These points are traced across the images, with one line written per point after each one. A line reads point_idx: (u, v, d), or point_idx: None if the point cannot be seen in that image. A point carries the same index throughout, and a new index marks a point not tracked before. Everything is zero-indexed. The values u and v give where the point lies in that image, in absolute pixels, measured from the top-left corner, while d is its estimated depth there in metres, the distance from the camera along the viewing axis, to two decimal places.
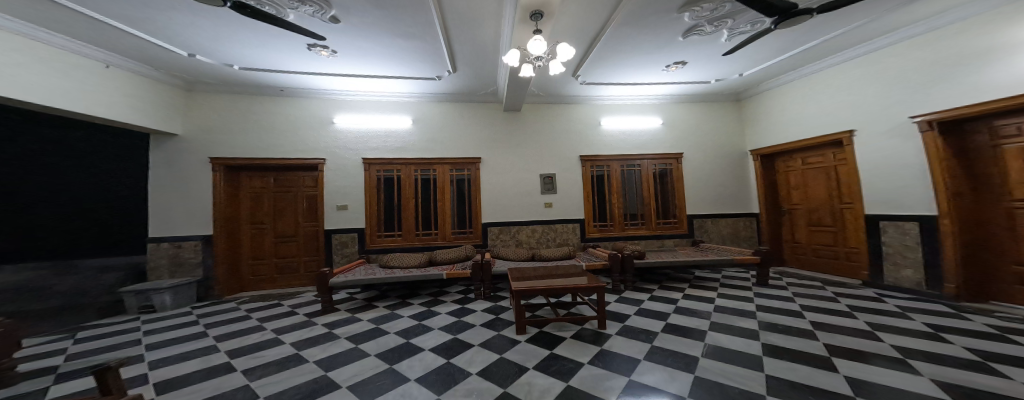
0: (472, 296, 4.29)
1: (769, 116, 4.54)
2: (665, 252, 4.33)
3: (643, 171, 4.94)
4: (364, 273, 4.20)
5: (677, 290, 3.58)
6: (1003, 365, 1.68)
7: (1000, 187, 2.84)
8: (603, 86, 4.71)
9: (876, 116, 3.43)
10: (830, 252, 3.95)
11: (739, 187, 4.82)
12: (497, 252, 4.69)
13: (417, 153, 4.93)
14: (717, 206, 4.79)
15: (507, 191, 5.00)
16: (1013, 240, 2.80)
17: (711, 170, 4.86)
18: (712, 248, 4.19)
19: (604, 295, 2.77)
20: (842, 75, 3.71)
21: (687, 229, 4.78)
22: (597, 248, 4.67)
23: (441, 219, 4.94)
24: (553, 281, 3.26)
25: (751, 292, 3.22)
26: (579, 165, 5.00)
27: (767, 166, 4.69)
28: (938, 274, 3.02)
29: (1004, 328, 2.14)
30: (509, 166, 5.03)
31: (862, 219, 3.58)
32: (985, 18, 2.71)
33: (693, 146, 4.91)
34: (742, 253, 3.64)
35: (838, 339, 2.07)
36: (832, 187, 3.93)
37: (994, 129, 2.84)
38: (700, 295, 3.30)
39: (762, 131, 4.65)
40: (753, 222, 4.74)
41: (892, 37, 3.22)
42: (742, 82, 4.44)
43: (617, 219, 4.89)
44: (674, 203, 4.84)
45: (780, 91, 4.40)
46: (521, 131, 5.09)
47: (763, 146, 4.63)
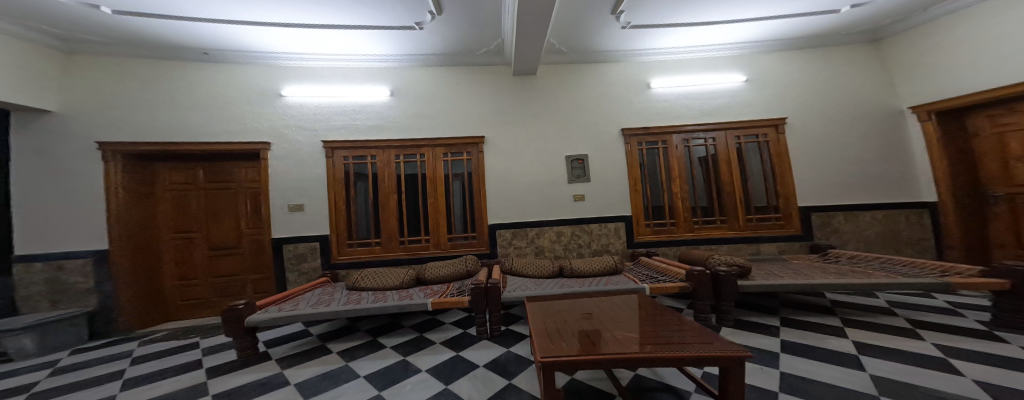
0: (475, 334, 2.92)
1: (940, 51, 3.04)
2: (772, 266, 2.83)
3: (718, 147, 3.46)
4: (315, 301, 2.85)
5: (821, 335, 2.08)
6: None
7: None
8: (656, 31, 3.26)
9: None
10: None
11: (888, 164, 3.27)
12: (511, 265, 3.33)
13: (397, 133, 3.64)
14: (842, 193, 3.26)
15: (523, 181, 3.62)
16: None
17: (831, 143, 3.35)
18: (867, 258, 2.76)
19: (743, 373, 1.45)
20: None
21: (801, 229, 3.25)
22: (654, 257, 3.20)
23: (433, 222, 3.64)
24: (606, 333, 1.85)
25: (1009, 345, 1.69)
26: (622, 142, 3.55)
27: (951, 129, 3.08)
28: None
29: None
30: (523, 147, 3.65)
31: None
32: None
33: (801, 108, 3.44)
34: (953, 270, 2.20)
35: None
36: None
37: None
38: (889, 351, 1.78)
39: (933, 75, 3.09)
40: (926, 217, 3.13)
41: None
42: (894, 7, 2.97)
43: (681, 216, 3.39)
44: (777, 188, 3.32)
45: (969, 8, 2.87)
46: (537, 101, 3.70)
47: (932, 99, 3.10)
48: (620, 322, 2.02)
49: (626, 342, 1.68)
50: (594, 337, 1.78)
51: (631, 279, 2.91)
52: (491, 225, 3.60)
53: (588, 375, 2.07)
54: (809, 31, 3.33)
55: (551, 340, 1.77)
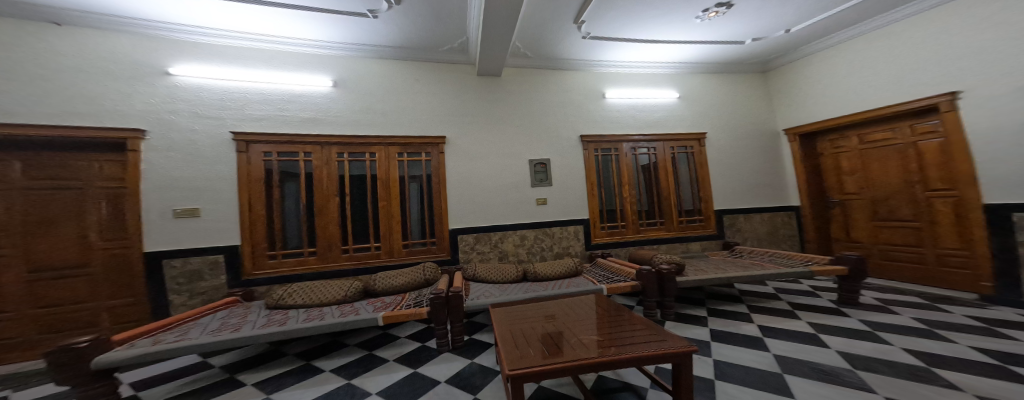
0: (435, 347, 2.80)
1: (807, 85, 3.98)
2: (699, 262, 3.42)
3: (660, 156, 3.93)
4: (216, 327, 2.31)
5: (735, 321, 2.63)
6: None
7: None
8: (614, 43, 3.47)
9: (974, 72, 2.79)
10: (911, 254, 3.34)
11: (769, 176, 4.19)
12: (474, 272, 3.24)
13: (342, 127, 3.16)
14: (744, 198, 4.07)
15: (486, 185, 3.53)
16: None
17: (736, 157, 4.12)
18: (757, 253, 3.54)
19: (692, 367, 1.64)
20: (902, 35, 3.20)
21: (717, 229, 3.96)
22: (609, 258, 3.51)
23: (384, 228, 3.31)
24: (570, 338, 1.91)
25: (850, 318, 2.44)
26: (581, 148, 3.74)
27: (808, 147, 4.12)
28: None
29: None
30: (488, 150, 3.55)
31: (976, 211, 2.86)
32: None
33: (716, 125, 4.12)
34: (814, 261, 2.97)
35: None
36: (908, 170, 3.32)
37: None
38: (776, 332, 2.36)
39: (803, 104, 4.04)
40: (793, 217, 4.19)
41: None
42: (779, 43, 3.76)
43: (630, 219, 3.78)
44: (699, 193, 3.97)
45: (820, 53, 3.86)
46: (500, 103, 3.61)
47: (801, 123, 4.09)
48: (583, 326, 2.12)
49: (589, 346, 1.76)
50: (560, 342, 1.83)
51: (590, 281, 3.16)
52: (450, 231, 3.44)
53: (556, 382, 2.22)
54: (723, 57, 4.00)
55: (517, 348, 1.78)
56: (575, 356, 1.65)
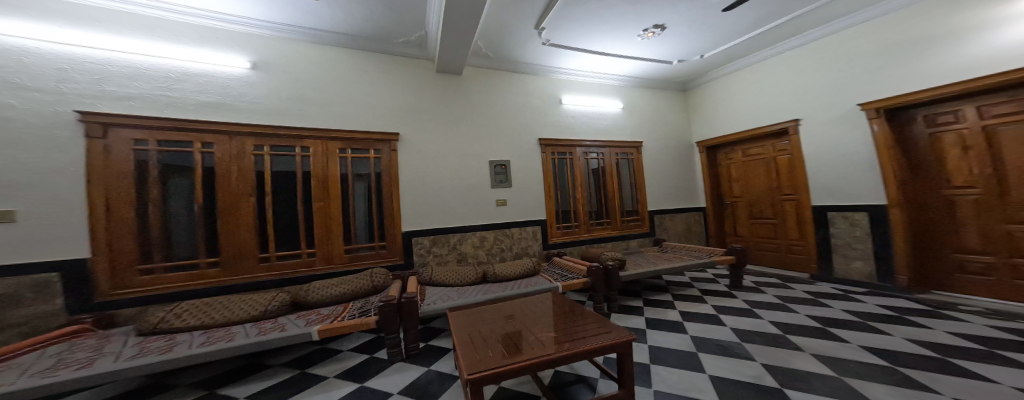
0: (386, 357, 2.53)
1: (714, 105, 4.76)
2: (638, 257, 3.89)
3: (606, 162, 4.28)
4: (55, 365, 1.73)
5: (663, 309, 3.13)
6: None
7: (939, 176, 3.03)
8: (569, 52, 3.64)
9: (813, 106, 3.69)
10: (772, 245, 4.27)
11: (687, 181, 4.93)
12: (431, 275, 3.07)
13: (256, 117, 2.72)
14: (669, 200, 4.73)
15: (444, 185, 3.39)
16: (955, 226, 2.98)
17: (665, 165, 4.75)
18: (677, 247, 4.14)
19: (632, 356, 1.74)
20: (772, 70, 4.08)
21: (649, 228, 4.51)
22: (565, 257, 3.70)
23: (319, 230, 2.90)
24: (528, 334, 1.89)
25: (734, 299, 3.23)
26: (539, 150, 3.85)
27: (711, 159, 4.97)
28: (886, 266, 3.21)
29: (1008, 330, 2.24)
30: (445, 148, 3.41)
31: (809, 211, 3.80)
32: (906, 13, 2.99)
33: (649, 136, 4.66)
34: (714, 254, 3.69)
35: (948, 385, 1.69)
36: (771, 179, 4.23)
37: (933, 117, 3.03)
38: (690, 315, 2.93)
39: (708, 121, 4.85)
40: (701, 217, 4.99)
41: (836, 26, 3.42)
42: (696, 67, 4.42)
43: (583, 219, 4.05)
44: (637, 196, 4.47)
45: (718, 79, 4.72)
46: (458, 102, 3.50)
47: (710, 137, 4.85)
48: (540, 320, 2.12)
49: (542, 342, 1.76)
50: (513, 340, 1.79)
51: (546, 280, 3.28)
52: (400, 234, 3.20)
53: (514, 382, 2.24)
54: (655, 75, 4.54)
55: (474, 349, 1.71)
56: (531, 353, 1.64)
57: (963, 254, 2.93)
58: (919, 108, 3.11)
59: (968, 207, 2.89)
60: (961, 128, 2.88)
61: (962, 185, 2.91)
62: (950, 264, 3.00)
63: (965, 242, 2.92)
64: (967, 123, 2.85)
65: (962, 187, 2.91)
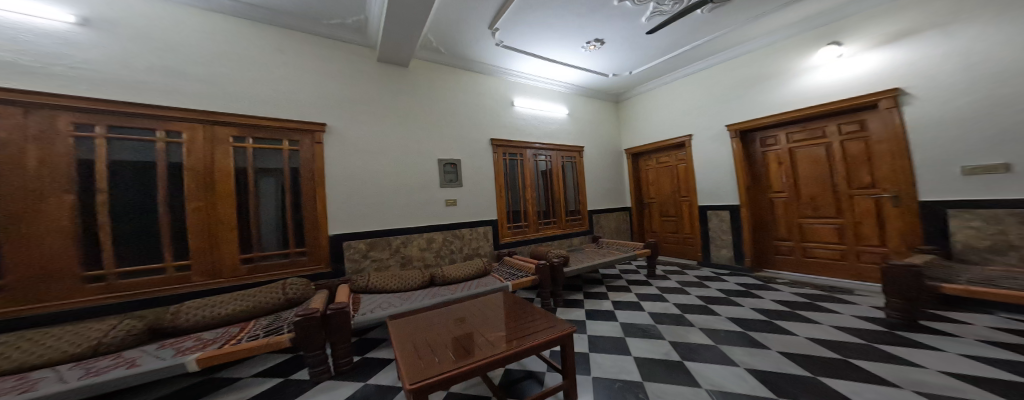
0: (308, 377, 2.13)
1: (636, 117, 5.36)
2: (579, 253, 4.19)
3: (553, 164, 4.50)
4: None
5: (599, 299, 3.46)
6: (886, 345, 2.07)
7: (766, 184, 4.04)
8: (520, 56, 3.71)
9: (703, 124, 4.45)
10: (675, 238, 5.00)
11: (619, 183, 5.46)
12: (368, 281, 2.80)
13: (103, 93, 2.15)
14: (605, 201, 5.19)
15: (383, 185, 3.14)
16: (776, 221, 3.99)
17: (601, 169, 5.19)
18: (611, 243, 4.57)
19: (574, 346, 1.84)
20: (677, 91, 4.76)
21: (589, 226, 4.88)
22: (515, 256, 3.75)
23: (197, 240, 2.38)
24: (478, 334, 1.84)
25: (648, 286, 3.81)
26: (491, 151, 3.85)
27: (636, 164, 5.51)
28: (739, 252, 4.14)
29: (805, 295, 3.13)
30: (384, 143, 3.16)
31: (697, 211, 4.60)
32: (766, 52, 3.82)
33: (589, 141, 5.04)
34: (637, 248, 4.23)
35: (777, 343, 2.24)
36: (674, 184, 4.95)
37: (764, 140, 4.04)
38: (620, 303, 3.31)
39: (630, 131, 5.46)
40: (627, 216, 5.50)
41: (719, 58, 4.19)
42: (626, 82, 4.93)
43: (532, 219, 4.18)
44: (578, 197, 4.79)
45: (636, 95, 5.35)
46: (401, 95, 3.29)
47: (635, 145, 5.40)
48: (490, 321, 2.07)
49: (494, 341, 1.75)
50: (465, 341, 1.73)
51: (497, 279, 3.25)
52: (323, 239, 2.84)
53: (464, 386, 2.16)
54: (594, 86, 4.95)
55: (421, 354, 1.59)
56: (482, 354, 1.60)
57: (780, 241, 3.96)
58: (760, 131, 4.05)
59: (782, 206, 3.93)
60: (778, 149, 3.92)
61: (778, 191, 3.94)
62: (771, 248, 4.03)
63: (782, 232, 3.95)
64: (781, 146, 3.89)
65: (778, 192, 3.95)
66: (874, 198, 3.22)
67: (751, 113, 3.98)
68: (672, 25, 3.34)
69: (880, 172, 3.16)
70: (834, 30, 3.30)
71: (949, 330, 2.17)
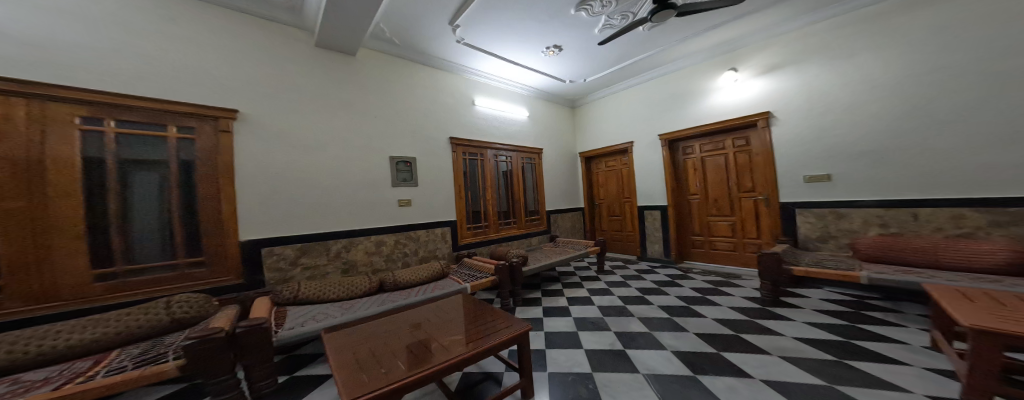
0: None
1: (587, 122, 5.64)
2: (537, 253, 4.28)
3: (513, 165, 4.54)
4: None
5: (554, 296, 3.57)
6: (765, 320, 2.58)
7: (686, 188, 4.58)
8: (480, 54, 3.67)
9: (643, 133, 4.83)
10: (620, 236, 5.35)
11: (575, 185, 5.69)
12: (307, 289, 2.54)
13: None
14: (562, 202, 5.37)
15: (325, 183, 2.90)
16: (693, 221, 4.55)
17: (558, 171, 5.36)
18: (566, 242, 4.75)
19: (530, 344, 1.86)
20: (621, 100, 5.12)
21: (546, 226, 5.01)
22: (475, 257, 3.69)
23: (10, 250, 1.82)
24: (436, 339, 1.76)
25: (596, 281, 4.06)
26: (450, 150, 3.77)
27: (589, 167, 5.77)
28: (666, 247, 4.67)
29: (713, 282, 3.68)
30: (326, 136, 2.93)
31: (635, 211, 5.01)
32: (690, 71, 4.30)
33: (547, 144, 5.18)
34: (588, 246, 4.47)
35: (696, 326, 2.58)
36: (620, 187, 5.29)
37: (683, 149, 4.56)
38: (573, 299, 3.46)
39: (582, 135, 5.74)
40: (580, 216, 5.69)
41: (654, 74, 4.63)
42: (580, 89, 5.17)
43: (492, 219, 4.17)
44: (537, 198, 4.91)
45: (586, 103, 5.66)
46: (347, 86, 3.06)
47: (588, 149, 5.64)
48: (447, 325, 1.99)
49: (450, 346, 1.69)
50: (419, 347, 1.65)
51: (455, 281, 3.15)
52: (251, 243, 2.53)
53: (419, 394, 2.06)
54: (550, 90, 5.10)
55: (375, 366, 1.46)
56: (442, 360, 1.54)
57: (695, 236, 4.54)
58: (685, 141, 4.53)
59: (693, 207, 4.53)
60: (693, 157, 4.48)
61: (694, 193, 4.51)
62: (689, 243, 4.60)
63: (695, 229, 4.54)
64: (693, 154, 4.48)
65: (693, 194, 4.52)
66: (754, 200, 3.92)
67: (678, 125, 4.45)
68: (619, 38, 3.57)
69: (757, 180, 3.86)
70: (743, 56, 3.84)
71: (799, 303, 2.87)
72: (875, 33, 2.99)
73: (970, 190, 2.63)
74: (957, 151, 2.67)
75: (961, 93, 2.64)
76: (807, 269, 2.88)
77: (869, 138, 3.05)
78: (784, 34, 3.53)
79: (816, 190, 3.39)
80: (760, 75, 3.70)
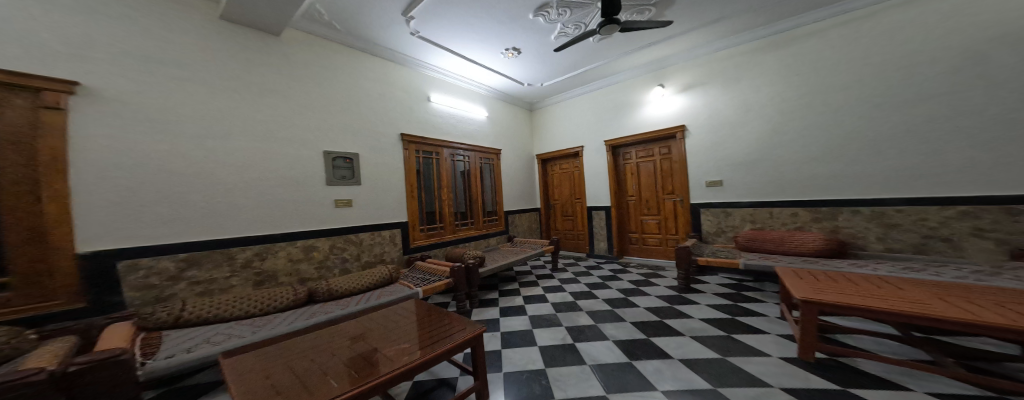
0: None
1: (543, 125, 5.79)
2: (494, 253, 4.27)
3: (471, 165, 4.48)
4: None
5: (511, 296, 3.59)
6: (681, 305, 2.94)
7: (624, 190, 4.94)
8: (436, 50, 3.56)
9: (593, 138, 5.11)
10: (572, 235, 5.57)
11: (533, 186, 5.79)
12: (229, 302, 2.25)
13: None
14: (520, 203, 5.44)
15: (249, 178, 2.60)
16: (628, 219, 4.95)
17: (516, 173, 5.42)
18: (524, 242, 4.82)
19: (484, 347, 1.84)
20: (574, 106, 5.36)
21: (504, 226, 5.02)
22: (428, 260, 3.55)
23: None
24: (381, 348, 1.65)
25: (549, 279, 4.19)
26: (401, 147, 3.61)
27: (546, 168, 5.88)
28: (611, 244, 5.00)
29: (647, 275, 4.05)
30: (253, 125, 2.63)
31: (585, 211, 5.28)
32: (631, 84, 4.67)
33: (505, 145, 5.20)
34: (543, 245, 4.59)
35: (633, 315, 2.80)
36: (572, 189, 5.51)
37: (623, 154, 4.91)
38: (528, 298, 3.51)
39: (538, 137, 5.87)
40: (537, 217, 5.80)
41: (601, 84, 4.95)
42: (537, 93, 5.29)
43: (448, 220, 4.06)
44: (495, 198, 4.90)
45: (541, 107, 5.82)
46: (277, 72, 2.77)
47: (545, 151, 5.77)
48: (395, 333, 1.87)
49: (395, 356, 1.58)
50: (361, 359, 1.52)
51: (406, 286, 2.98)
52: (155, 246, 2.18)
53: None
54: (508, 93, 5.13)
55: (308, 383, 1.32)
56: (387, 369, 1.45)
57: (631, 234, 4.92)
58: (625, 147, 4.88)
59: (629, 207, 4.92)
60: (630, 161, 4.84)
61: (630, 195, 4.87)
62: (628, 239, 4.97)
63: (630, 226, 4.93)
64: (630, 159, 4.85)
65: (630, 195, 4.88)
66: (672, 201, 4.41)
67: (620, 132, 4.80)
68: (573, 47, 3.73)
69: (675, 183, 4.36)
70: (669, 74, 4.31)
71: (702, 289, 3.36)
72: (776, 61, 3.54)
73: (837, 193, 3.24)
74: (835, 161, 3.23)
75: (830, 116, 3.25)
76: (706, 257, 3.37)
77: (774, 150, 3.58)
78: (708, 55, 3.99)
79: (714, 192, 4.03)
80: (683, 91, 4.19)
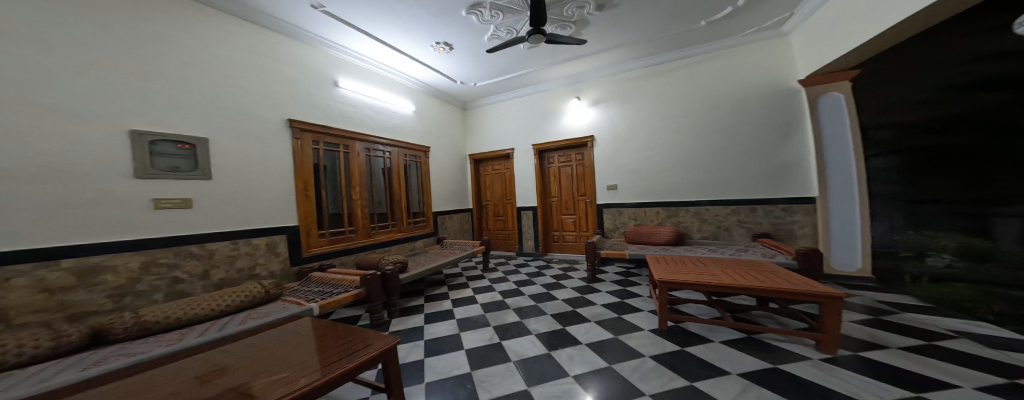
0: None
1: (474, 125, 5.74)
2: (422, 257, 4.06)
3: (392, 162, 4.21)
4: None
5: (438, 301, 3.46)
6: (593, 294, 3.22)
7: (546, 191, 5.18)
8: (349, 31, 3.22)
9: (521, 140, 5.25)
10: (503, 235, 5.63)
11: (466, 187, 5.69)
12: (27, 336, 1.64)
13: None
14: (450, 203, 5.29)
15: (58, 165, 1.99)
16: (546, 217, 5.22)
17: (446, 172, 5.25)
18: (454, 244, 4.70)
19: (399, 361, 1.69)
20: (502, 109, 5.45)
21: (433, 228, 4.82)
22: (326, 271, 3.17)
23: None
24: (259, 378, 1.37)
25: (478, 280, 4.15)
26: (289, 134, 3.14)
27: (478, 169, 5.80)
28: (535, 243, 5.22)
29: (566, 269, 4.33)
30: (68, 99, 2.03)
31: (514, 211, 5.40)
32: (552, 93, 4.95)
33: (435, 143, 5.00)
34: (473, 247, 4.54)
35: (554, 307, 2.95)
36: (503, 190, 5.56)
37: (547, 158, 5.13)
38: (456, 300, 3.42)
39: (469, 137, 5.79)
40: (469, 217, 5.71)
41: (526, 91, 5.14)
42: (467, 92, 5.22)
43: (359, 223, 3.73)
44: (422, 198, 4.68)
45: (472, 107, 5.77)
46: (107, 35, 2.19)
47: (477, 151, 5.70)
48: (284, 357, 1.58)
49: (281, 384, 1.31)
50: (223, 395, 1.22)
51: (293, 303, 2.56)
52: None
53: None
54: (436, 89, 4.95)
55: None
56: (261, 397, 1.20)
57: (552, 232, 5.21)
58: (549, 152, 5.12)
59: (551, 208, 5.18)
60: (553, 165, 5.09)
61: (553, 196, 5.13)
62: (551, 237, 5.23)
63: (549, 223, 5.22)
64: (553, 164, 5.09)
65: (552, 197, 5.15)
66: (585, 202, 4.81)
67: (542, 137, 5.05)
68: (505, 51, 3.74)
69: (586, 187, 4.76)
70: (584, 89, 4.70)
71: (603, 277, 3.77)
72: (665, 84, 4.14)
73: (705, 195, 3.94)
74: (710, 170, 3.90)
75: (697, 136, 3.96)
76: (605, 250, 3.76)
77: (665, 158, 4.15)
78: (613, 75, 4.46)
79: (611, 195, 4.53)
80: (594, 105, 4.60)
